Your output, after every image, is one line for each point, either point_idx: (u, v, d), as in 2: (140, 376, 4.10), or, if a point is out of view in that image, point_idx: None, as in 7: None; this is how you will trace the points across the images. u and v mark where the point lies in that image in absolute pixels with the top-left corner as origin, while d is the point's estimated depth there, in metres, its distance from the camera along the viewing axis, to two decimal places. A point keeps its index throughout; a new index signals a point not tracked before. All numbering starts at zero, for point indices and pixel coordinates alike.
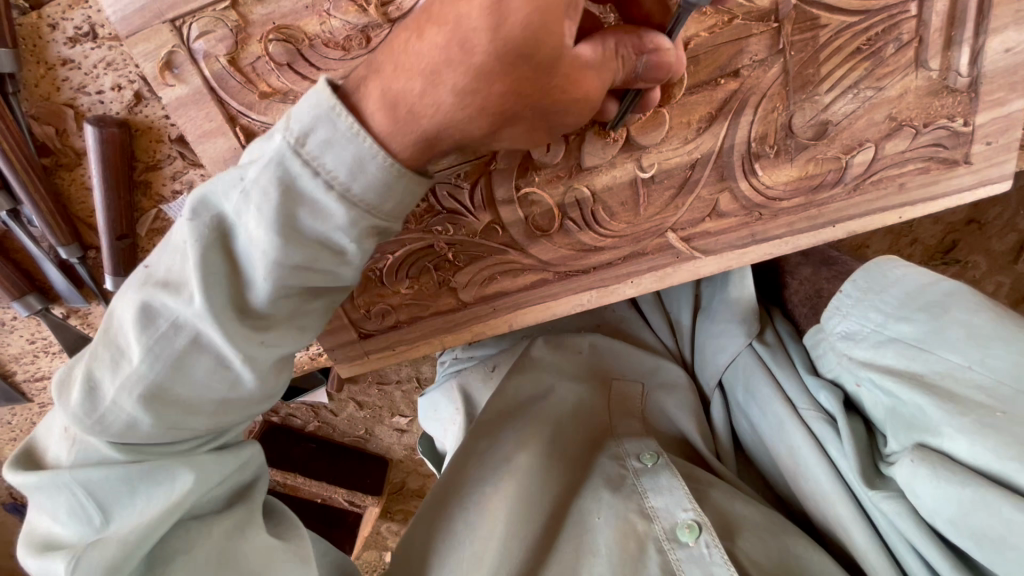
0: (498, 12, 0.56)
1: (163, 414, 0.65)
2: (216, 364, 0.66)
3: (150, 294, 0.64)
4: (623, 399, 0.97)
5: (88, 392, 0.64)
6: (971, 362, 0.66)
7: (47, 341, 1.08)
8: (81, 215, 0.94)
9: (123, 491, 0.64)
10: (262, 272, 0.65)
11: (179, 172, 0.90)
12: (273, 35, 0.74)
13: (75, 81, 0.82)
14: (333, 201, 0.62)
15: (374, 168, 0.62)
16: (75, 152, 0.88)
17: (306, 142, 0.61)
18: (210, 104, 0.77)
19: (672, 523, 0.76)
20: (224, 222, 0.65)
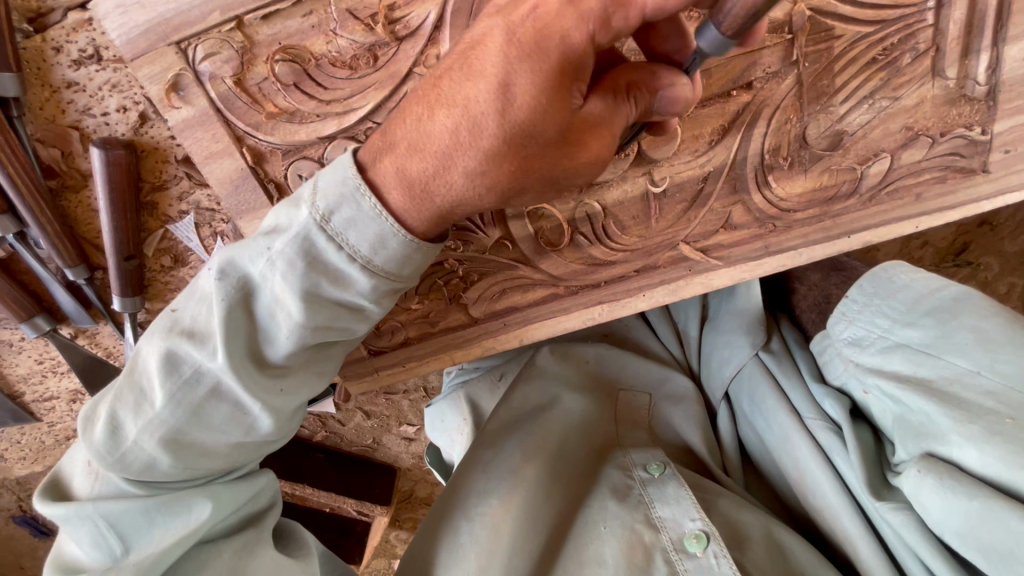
0: (506, 98, 0.58)
1: (182, 458, 0.65)
2: (233, 413, 0.66)
3: (173, 342, 0.64)
4: (632, 408, 0.95)
5: (111, 432, 0.64)
6: (980, 368, 0.64)
7: (55, 360, 1.08)
8: (88, 237, 0.93)
9: (143, 521, 0.64)
10: (284, 331, 0.65)
11: (185, 193, 0.89)
12: (279, 56, 0.73)
13: (80, 104, 0.81)
14: (358, 271, 0.63)
15: (394, 244, 0.63)
16: (80, 173, 0.88)
17: (334, 216, 0.62)
18: (217, 125, 0.76)
19: (681, 534, 0.74)
20: (249, 283, 0.65)
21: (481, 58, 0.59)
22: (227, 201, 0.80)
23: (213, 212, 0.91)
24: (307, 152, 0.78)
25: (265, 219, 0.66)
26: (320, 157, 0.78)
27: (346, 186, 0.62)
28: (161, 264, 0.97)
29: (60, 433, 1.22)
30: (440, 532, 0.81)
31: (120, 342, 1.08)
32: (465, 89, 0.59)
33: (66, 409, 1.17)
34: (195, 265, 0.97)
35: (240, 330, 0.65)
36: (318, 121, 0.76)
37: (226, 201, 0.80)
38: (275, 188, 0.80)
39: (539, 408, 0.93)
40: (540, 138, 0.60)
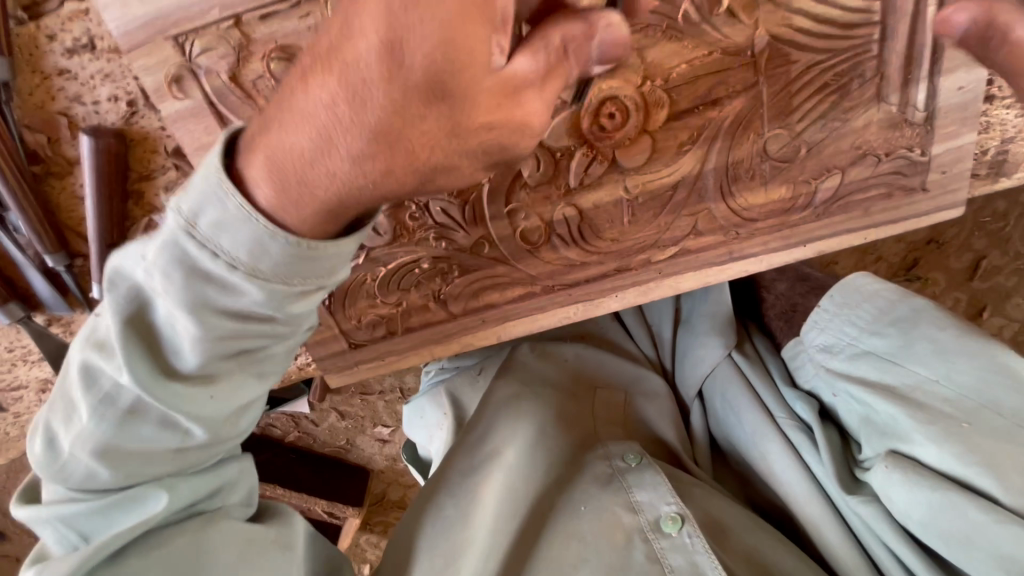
0: (395, 60, 0.50)
1: (110, 472, 0.64)
2: (162, 420, 0.64)
3: (89, 356, 0.63)
4: (608, 403, 0.99)
5: (49, 443, 0.65)
6: (938, 376, 0.71)
7: (26, 349, 1.07)
8: (71, 224, 0.92)
9: (96, 517, 0.65)
10: (190, 343, 0.60)
11: (173, 183, 0.90)
12: (275, 54, 0.76)
13: (71, 92, 0.82)
14: (246, 280, 0.56)
15: (277, 250, 0.55)
16: (66, 160, 0.87)
17: (202, 229, 0.55)
18: (210, 118, 0.79)
19: (657, 515, 0.75)
20: (139, 295, 0.59)
21: (360, 9, 0.50)
22: None
23: None
24: None
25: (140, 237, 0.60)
26: None
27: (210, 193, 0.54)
28: None
29: (26, 424, 1.19)
30: (427, 514, 0.84)
31: None
32: (344, 52, 0.51)
33: (34, 400, 1.15)
34: None
35: (142, 353, 0.61)
36: None
37: None
38: None
39: (516, 400, 0.95)
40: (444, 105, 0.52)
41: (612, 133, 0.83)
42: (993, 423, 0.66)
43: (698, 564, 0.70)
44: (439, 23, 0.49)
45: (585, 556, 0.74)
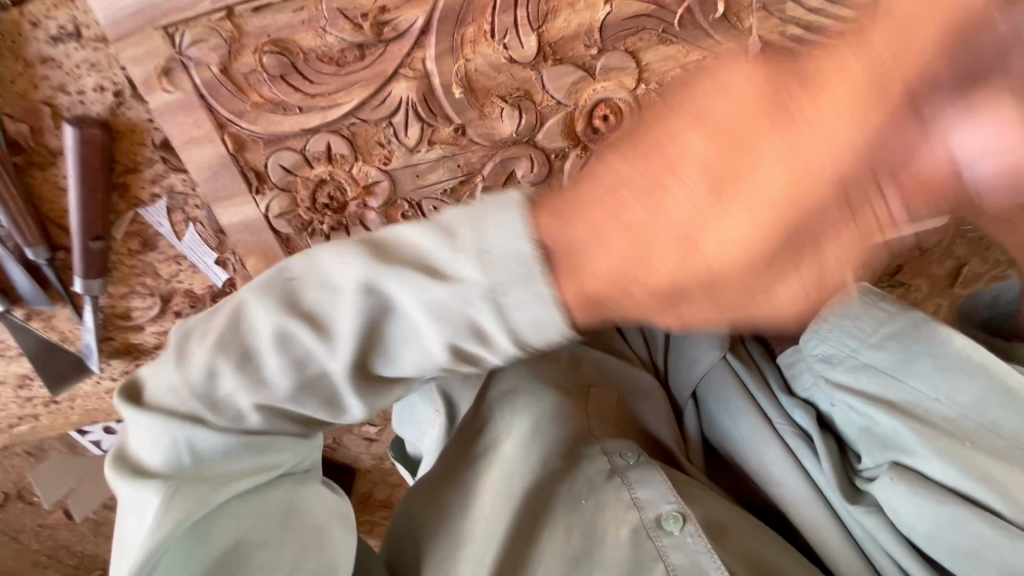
0: (785, 111, 0.31)
1: (211, 454, 0.47)
2: (301, 411, 0.47)
3: (257, 309, 0.44)
4: (604, 399, 0.79)
5: (206, 380, 0.45)
6: (939, 394, 0.60)
7: (4, 343, 1.04)
8: (53, 216, 0.90)
9: (231, 459, 0.48)
10: (421, 348, 0.43)
11: (159, 176, 0.88)
12: (268, 48, 0.75)
13: (55, 80, 0.80)
14: (497, 331, 0.40)
15: (549, 328, 0.39)
16: (49, 151, 0.85)
17: (494, 255, 0.38)
18: (200, 111, 0.78)
19: (658, 514, 0.64)
20: (384, 299, 0.41)
21: (701, 80, 0.33)
22: (204, 186, 0.83)
23: (187, 196, 0.90)
24: (291, 143, 0.81)
25: (386, 230, 0.43)
26: (303, 149, 0.82)
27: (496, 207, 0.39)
28: (128, 248, 0.95)
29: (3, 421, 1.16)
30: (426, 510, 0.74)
31: (78, 327, 1.02)
32: (675, 141, 0.33)
33: (12, 396, 1.12)
34: (164, 250, 0.95)
35: (239, 367, 0.44)
36: (301, 115, 0.79)
37: (203, 185, 0.83)
38: (255, 176, 0.83)
39: (505, 392, 0.75)
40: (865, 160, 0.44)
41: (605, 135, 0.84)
42: (993, 444, 0.56)
43: (702, 564, 0.60)
44: (789, 156, 0.31)
45: (586, 551, 0.64)
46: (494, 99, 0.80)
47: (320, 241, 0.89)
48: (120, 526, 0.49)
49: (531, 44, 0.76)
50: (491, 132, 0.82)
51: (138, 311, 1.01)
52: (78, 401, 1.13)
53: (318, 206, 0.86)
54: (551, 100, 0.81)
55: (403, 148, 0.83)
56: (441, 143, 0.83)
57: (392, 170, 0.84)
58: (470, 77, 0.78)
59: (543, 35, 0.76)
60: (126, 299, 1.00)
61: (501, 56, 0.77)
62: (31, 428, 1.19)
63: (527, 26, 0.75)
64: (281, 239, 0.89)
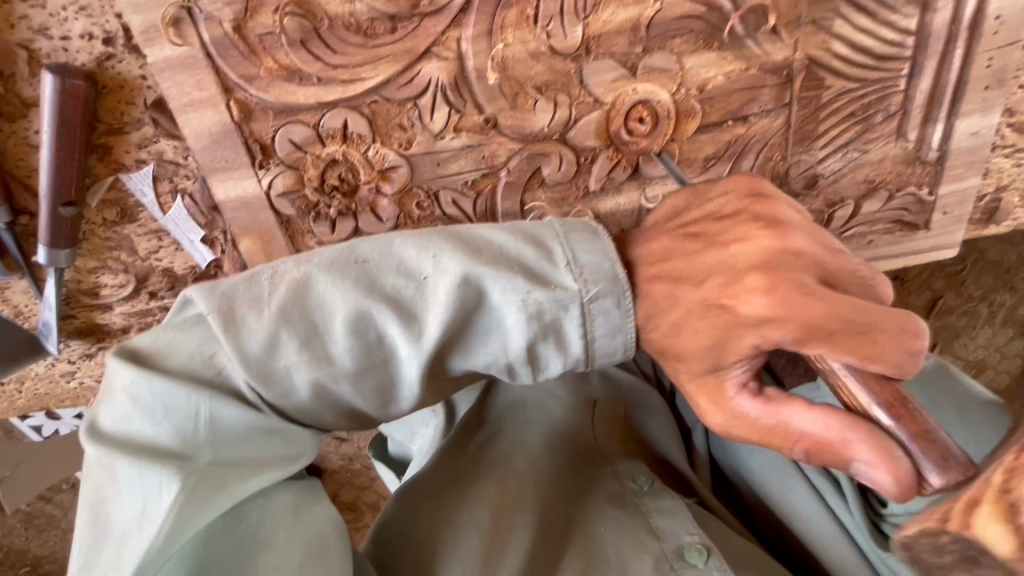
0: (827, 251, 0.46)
1: (223, 432, 0.43)
2: (374, 389, 0.47)
3: (325, 285, 0.46)
4: (610, 414, 0.74)
5: (265, 351, 0.44)
6: (963, 447, 0.58)
7: None
8: (18, 175, 0.80)
9: (239, 436, 0.44)
10: (511, 336, 0.48)
11: (148, 140, 0.79)
12: (290, 9, 0.68)
13: (36, 21, 0.71)
14: (576, 336, 0.48)
15: (619, 321, 0.48)
16: (20, 101, 0.75)
17: (586, 270, 0.48)
18: (204, 71, 0.70)
19: (679, 545, 0.58)
20: (475, 298, 0.47)
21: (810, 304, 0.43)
22: (201, 155, 0.75)
23: (177, 166, 0.82)
24: (303, 117, 0.74)
25: (473, 233, 0.49)
26: (316, 125, 0.75)
27: (583, 232, 0.49)
28: (104, 218, 0.85)
29: None
30: (417, 524, 0.59)
31: (36, 302, 0.91)
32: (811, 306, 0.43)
33: None
34: (144, 223, 0.86)
35: (305, 340, 0.45)
36: (319, 86, 0.72)
37: (199, 155, 0.74)
38: (260, 149, 0.76)
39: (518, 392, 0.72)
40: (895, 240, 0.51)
41: (638, 138, 0.80)
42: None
43: None
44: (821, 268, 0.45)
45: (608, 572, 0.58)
46: (529, 90, 0.76)
47: (323, 227, 0.82)
48: (102, 499, 0.41)
49: (576, 34, 0.73)
50: (522, 124, 0.77)
51: (107, 289, 0.91)
52: (27, 384, 1.00)
53: (327, 188, 0.79)
54: (589, 96, 0.77)
55: (427, 133, 0.77)
56: (467, 131, 0.77)
57: (411, 156, 0.78)
58: (506, 63, 0.73)
59: (587, 27, 0.73)
60: (94, 273, 0.89)
61: (541, 44, 0.73)
62: None
63: (573, 16, 0.72)
64: (281, 221, 0.81)
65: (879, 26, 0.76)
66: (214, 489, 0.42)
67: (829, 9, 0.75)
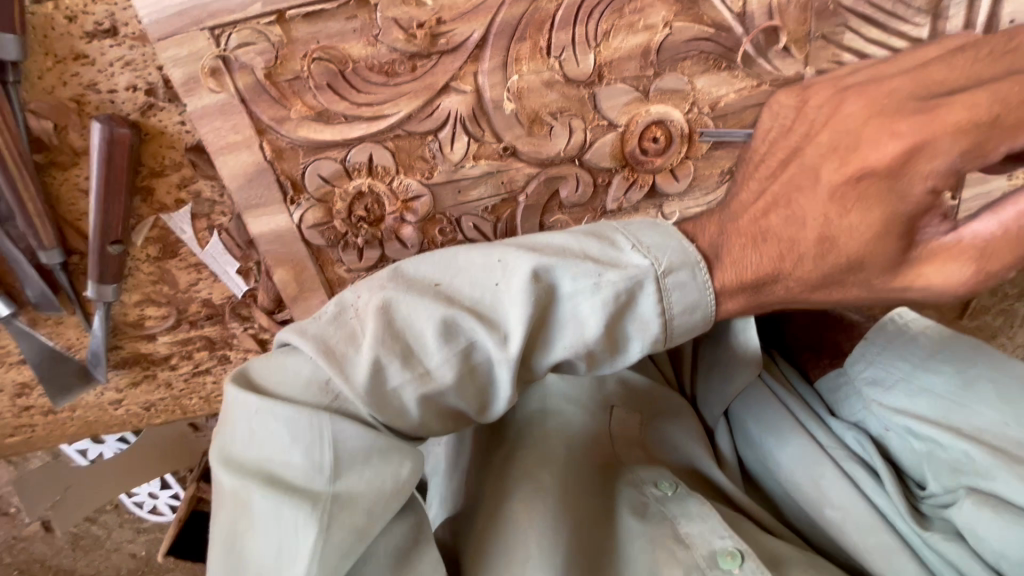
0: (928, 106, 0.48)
1: (351, 454, 0.46)
2: (472, 389, 0.50)
3: (409, 304, 0.49)
4: (628, 421, 0.75)
5: (364, 372, 0.47)
6: (1007, 419, 0.63)
7: (5, 350, 0.96)
8: (69, 218, 0.85)
9: (361, 462, 0.47)
10: (592, 325, 0.49)
11: (187, 181, 0.84)
12: (317, 54, 0.72)
13: (87, 78, 0.76)
14: (653, 313, 0.49)
15: (695, 291, 0.49)
16: (73, 150, 0.81)
17: (654, 248, 0.49)
18: (239, 115, 0.74)
19: (711, 549, 0.60)
20: (551, 290, 0.49)
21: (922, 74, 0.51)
22: (237, 194, 0.79)
23: (214, 203, 0.86)
24: (330, 153, 0.78)
25: (539, 235, 0.52)
26: (343, 160, 0.79)
27: (642, 219, 0.52)
28: (148, 254, 0.90)
29: None
30: (468, 534, 0.64)
31: (86, 335, 0.97)
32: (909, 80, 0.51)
33: (8, 406, 1.03)
34: (185, 258, 0.91)
35: (401, 359, 0.48)
36: (345, 124, 0.76)
37: (235, 193, 0.78)
38: (291, 186, 0.80)
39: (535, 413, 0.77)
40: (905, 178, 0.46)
41: (653, 157, 0.82)
42: None
43: None
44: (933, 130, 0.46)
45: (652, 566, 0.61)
46: (544, 117, 0.78)
47: (351, 256, 0.85)
48: (245, 532, 0.46)
49: (588, 62, 0.75)
50: (539, 150, 0.80)
51: (150, 320, 0.96)
52: (77, 413, 1.05)
53: (354, 219, 0.82)
54: (602, 120, 0.79)
55: (447, 163, 0.80)
56: (486, 159, 0.80)
57: (433, 185, 0.81)
58: (521, 92, 0.76)
59: (599, 54, 0.75)
60: (140, 306, 0.94)
61: (555, 73, 0.76)
62: (24, 441, 1.08)
63: (584, 44, 0.74)
64: (312, 252, 0.85)
65: (890, 36, 0.77)
66: (343, 521, 0.45)
67: (838, 23, 0.76)
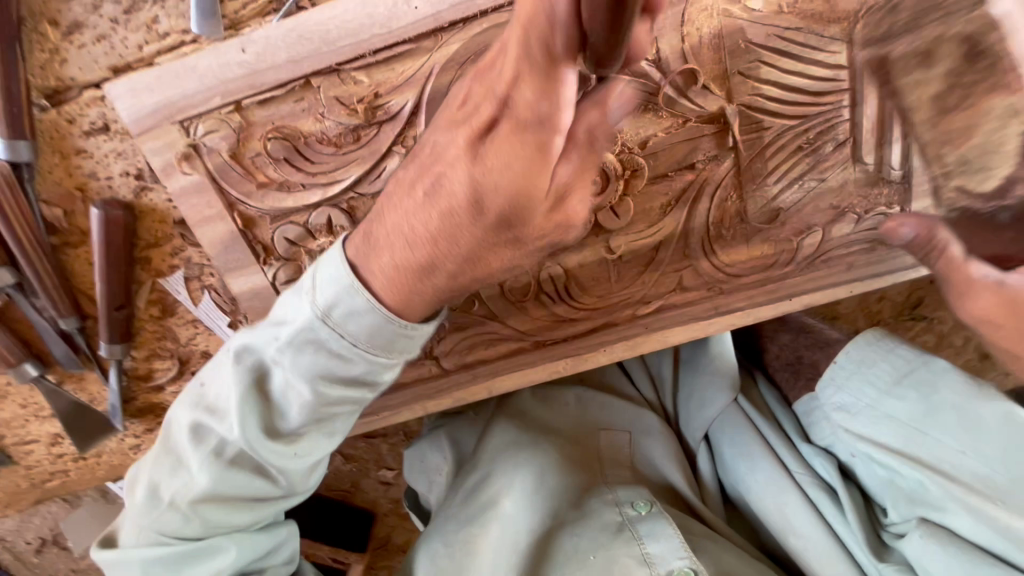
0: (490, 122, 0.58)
1: (170, 562, 0.69)
2: (264, 449, 0.68)
3: (186, 417, 0.69)
4: (613, 444, 1.00)
5: (156, 487, 0.69)
6: (965, 449, 0.75)
7: (38, 405, 1.09)
8: (83, 288, 0.97)
9: (177, 566, 0.69)
10: (299, 379, 0.66)
11: (178, 249, 0.95)
12: (272, 135, 0.81)
13: (87, 169, 0.88)
14: (343, 350, 0.65)
15: (386, 330, 0.65)
16: (81, 231, 0.93)
17: (315, 291, 0.65)
18: (211, 193, 0.84)
19: (669, 569, 0.79)
20: (255, 364, 0.67)
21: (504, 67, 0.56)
22: (216, 260, 0.88)
23: (203, 266, 0.96)
24: (294, 218, 0.86)
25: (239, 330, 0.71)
26: (305, 223, 0.86)
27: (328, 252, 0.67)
28: (152, 315, 1.01)
29: (37, 477, 1.19)
30: (451, 527, 0.91)
31: (105, 389, 1.08)
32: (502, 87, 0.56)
33: (45, 453, 1.15)
34: (183, 315, 1.01)
35: (181, 463, 0.69)
36: (303, 191, 0.84)
37: (215, 259, 0.88)
38: (263, 249, 0.88)
39: (513, 451, 0.96)
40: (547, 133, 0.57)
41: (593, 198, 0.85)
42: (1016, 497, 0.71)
43: None
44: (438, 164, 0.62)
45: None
46: None
47: None
48: None
49: None
50: None
51: (158, 372, 1.07)
52: (104, 457, 1.17)
53: None
54: None
55: None
56: None
57: None
58: None
59: None
60: (148, 360, 1.05)
61: None
62: (62, 483, 1.21)
63: None
64: None
65: (806, 67, 0.80)
66: None
67: (753, 59, 0.80)
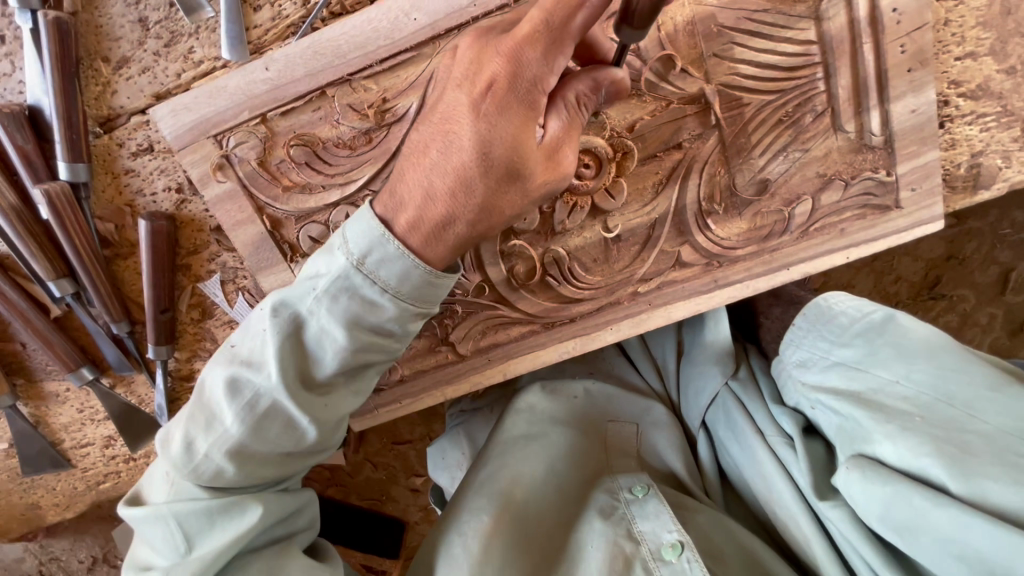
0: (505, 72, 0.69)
1: (198, 520, 0.74)
2: (298, 398, 0.74)
3: (224, 373, 0.76)
4: (619, 435, 1.05)
5: (192, 441, 0.75)
6: (899, 378, 0.73)
7: (94, 409, 1.19)
8: (132, 295, 1.07)
9: (205, 522, 0.74)
10: (335, 327, 0.73)
11: (214, 255, 1.04)
12: (294, 142, 0.91)
13: (135, 186, 0.99)
14: (374, 297, 0.72)
15: (416, 275, 0.72)
16: (130, 242, 1.04)
17: (349, 245, 0.72)
18: (242, 199, 0.94)
19: (659, 543, 0.84)
20: (293, 319, 0.74)
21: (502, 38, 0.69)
22: (249, 260, 0.97)
23: (237, 270, 1.06)
24: (316, 217, 0.95)
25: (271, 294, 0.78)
26: (326, 221, 0.95)
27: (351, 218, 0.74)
28: (193, 317, 1.11)
29: (92, 479, 1.29)
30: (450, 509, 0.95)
31: (152, 390, 1.18)
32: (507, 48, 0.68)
33: (99, 455, 1.25)
34: (221, 316, 1.11)
35: (216, 417, 0.75)
36: (324, 192, 0.93)
37: (248, 259, 0.97)
38: (290, 248, 0.97)
39: (523, 444, 1.02)
40: (536, 95, 0.70)
41: (587, 181, 0.92)
42: (946, 414, 0.68)
43: None
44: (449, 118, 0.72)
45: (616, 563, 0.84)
46: None
47: None
48: None
49: None
50: None
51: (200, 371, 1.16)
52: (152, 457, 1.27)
53: None
54: None
55: None
56: None
57: None
58: None
59: None
60: (190, 361, 1.15)
61: None
62: (114, 485, 1.31)
63: None
64: None
65: (777, 44, 0.86)
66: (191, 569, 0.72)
67: (726, 41, 0.86)
